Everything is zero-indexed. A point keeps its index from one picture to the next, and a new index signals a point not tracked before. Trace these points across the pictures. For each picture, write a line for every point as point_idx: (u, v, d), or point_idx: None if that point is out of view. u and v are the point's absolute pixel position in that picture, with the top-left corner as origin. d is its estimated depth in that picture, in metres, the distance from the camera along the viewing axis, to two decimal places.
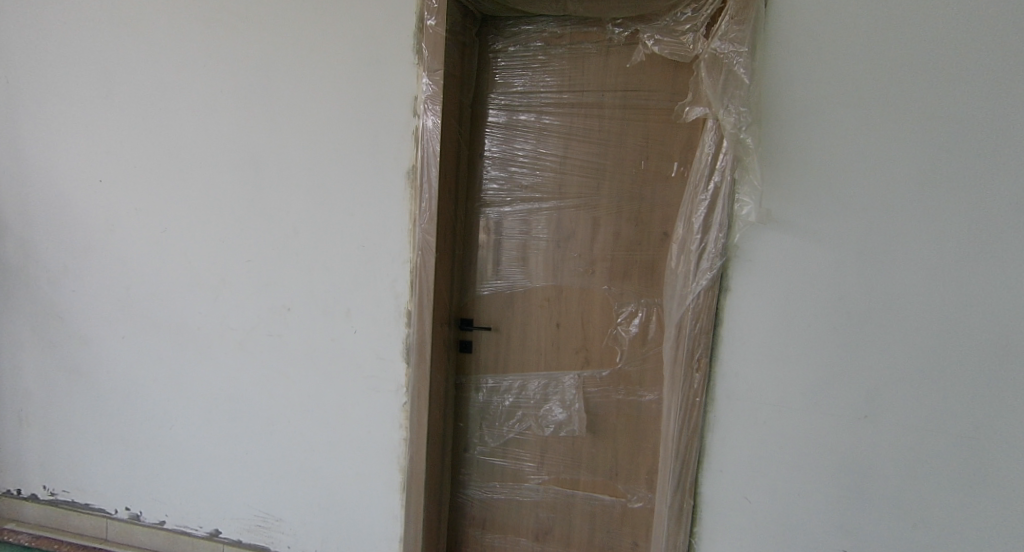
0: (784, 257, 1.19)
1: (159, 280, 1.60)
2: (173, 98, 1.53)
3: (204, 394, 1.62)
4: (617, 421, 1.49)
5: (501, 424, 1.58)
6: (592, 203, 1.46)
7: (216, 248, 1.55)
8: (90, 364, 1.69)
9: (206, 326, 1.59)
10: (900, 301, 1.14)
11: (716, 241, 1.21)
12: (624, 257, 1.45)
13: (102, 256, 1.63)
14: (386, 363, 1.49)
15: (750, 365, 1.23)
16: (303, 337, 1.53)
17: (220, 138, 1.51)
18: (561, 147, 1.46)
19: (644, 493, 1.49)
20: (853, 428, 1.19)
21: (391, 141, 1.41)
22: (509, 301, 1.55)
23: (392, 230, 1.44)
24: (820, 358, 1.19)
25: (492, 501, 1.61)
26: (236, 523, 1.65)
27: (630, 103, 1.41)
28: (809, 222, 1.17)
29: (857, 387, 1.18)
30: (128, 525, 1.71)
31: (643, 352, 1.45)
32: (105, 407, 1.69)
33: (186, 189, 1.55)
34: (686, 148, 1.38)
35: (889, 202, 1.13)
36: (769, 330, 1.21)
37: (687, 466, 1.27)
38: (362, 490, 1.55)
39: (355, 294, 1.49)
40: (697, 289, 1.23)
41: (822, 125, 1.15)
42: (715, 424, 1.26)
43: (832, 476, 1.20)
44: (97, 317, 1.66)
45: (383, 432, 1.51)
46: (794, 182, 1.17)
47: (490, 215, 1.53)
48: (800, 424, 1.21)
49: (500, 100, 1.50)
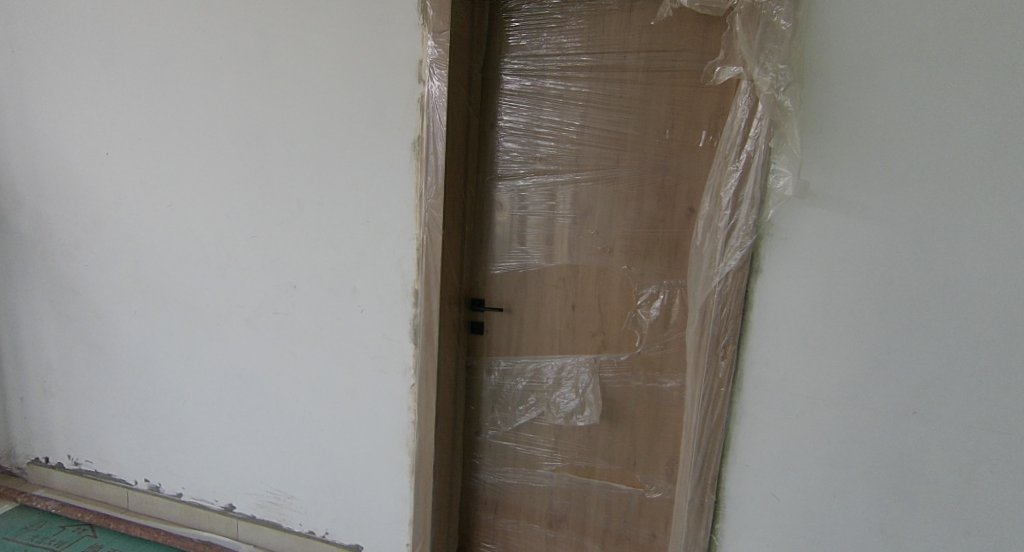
0: (825, 237, 1.05)
1: (167, 255, 1.58)
2: (174, 66, 1.48)
3: (214, 371, 1.60)
4: (635, 407, 1.41)
5: (513, 408, 1.52)
6: (612, 175, 1.35)
7: (221, 223, 1.51)
8: (105, 338, 1.70)
9: (214, 303, 1.56)
10: (960, 288, 0.99)
11: (746, 218, 1.09)
12: (645, 235, 1.34)
13: (111, 230, 1.62)
14: (394, 344, 1.44)
15: (782, 353, 1.12)
16: (309, 314, 1.49)
17: (222, 108, 1.46)
18: (579, 114, 1.35)
19: (664, 484, 1.42)
20: (898, 429, 1.06)
21: (396, 110, 1.33)
22: (523, 281, 1.46)
23: (398, 205, 1.37)
24: (860, 350, 1.07)
25: (505, 486, 1.57)
26: (249, 498, 1.65)
27: (655, 65, 1.28)
28: (855, 198, 1.03)
29: (906, 381, 1.05)
30: (147, 496, 1.74)
31: (664, 336, 1.36)
32: (121, 382, 1.71)
33: (190, 161, 1.51)
34: (717, 113, 1.25)
35: (954, 172, 0.97)
36: (803, 317, 1.09)
37: (709, 459, 1.18)
38: (371, 471, 1.52)
39: (361, 272, 1.43)
40: (724, 270, 1.12)
41: (878, 81, 0.99)
42: (740, 416, 1.17)
43: (874, 476, 1.09)
44: (110, 292, 1.66)
45: (391, 415, 1.47)
46: (841, 152, 1.03)
47: (504, 189, 1.45)
48: (835, 421, 1.10)
49: (514, 64, 1.39)
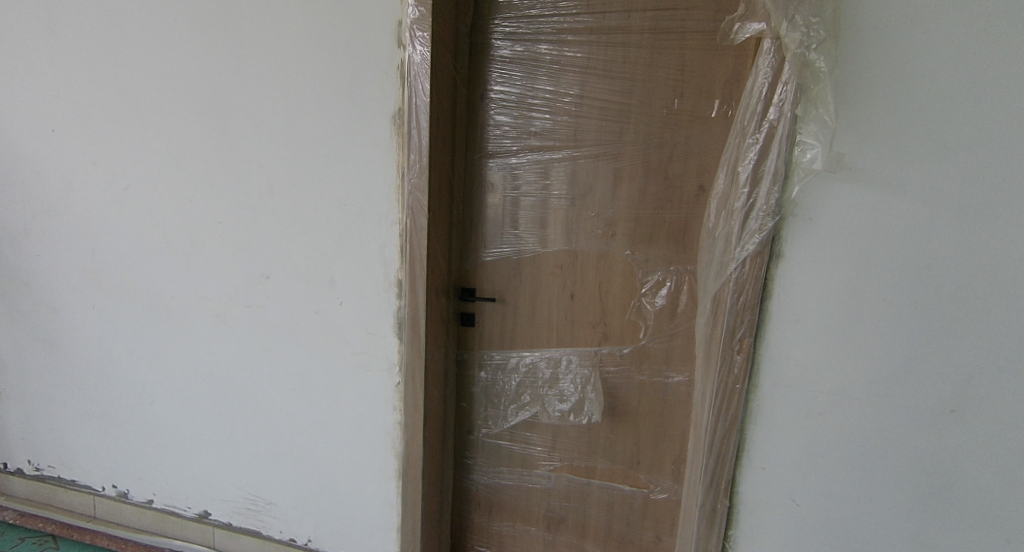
0: (856, 216, 0.94)
1: (126, 244, 1.44)
2: (124, 32, 1.32)
3: (182, 370, 1.48)
4: (639, 403, 1.31)
5: (508, 405, 1.41)
6: (614, 151, 1.23)
7: (184, 208, 1.37)
8: (63, 335, 1.56)
9: (179, 296, 1.43)
10: (1007, 273, 0.89)
11: (767, 197, 0.97)
12: (650, 217, 1.23)
13: (63, 217, 1.47)
14: (377, 339, 1.32)
15: (805, 347, 1.01)
16: (284, 307, 1.36)
17: (180, 79, 1.30)
18: (578, 83, 1.22)
19: (670, 484, 1.32)
20: (932, 428, 0.96)
21: (373, 79, 1.19)
22: (517, 268, 1.34)
23: (378, 185, 1.24)
24: (892, 343, 0.96)
25: (499, 487, 1.47)
26: (225, 505, 1.54)
27: (663, 27, 1.15)
28: (891, 172, 0.91)
29: (943, 377, 0.95)
30: (115, 504, 1.61)
31: (670, 327, 1.25)
32: (82, 382, 1.57)
33: (147, 139, 1.36)
34: (732, 80, 1.13)
35: (1006, 141, 0.86)
36: (829, 306, 0.98)
37: (723, 461, 1.08)
38: (355, 475, 1.41)
39: (339, 260, 1.30)
40: (741, 255, 1.00)
41: (922, 37, 0.87)
42: (757, 415, 1.06)
43: (905, 479, 0.99)
44: (65, 285, 1.52)
45: (376, 415, 1.36)
46: (876, 120, 0.91)
47: (496, 168, 1.32)
48: (862, 420, 1.00)
49: (505, 27, 1.25)
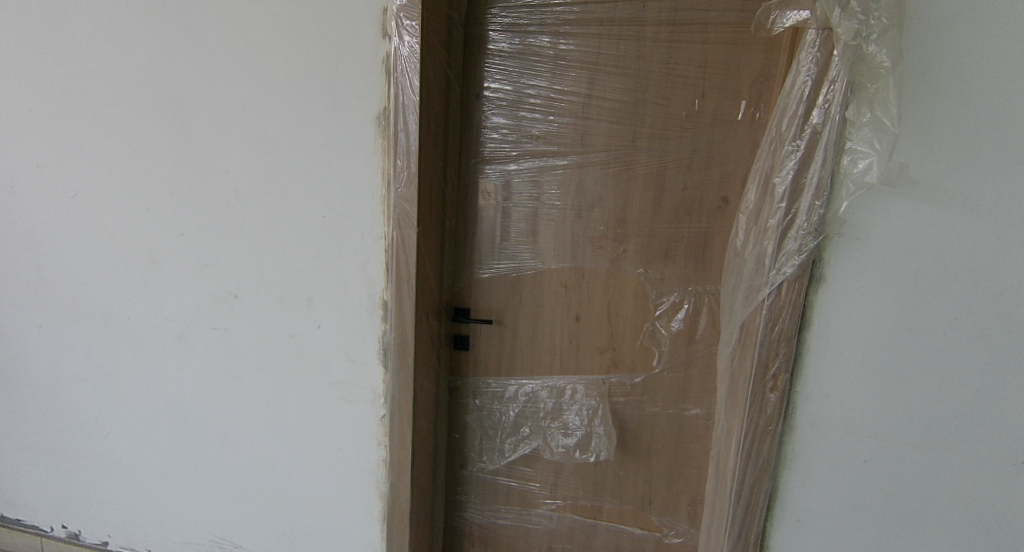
0: (913, 236, 0.81)
1: (76, 258, 1.28)
2: (70, 17, 1.16)
3: (140, 398, 1.32)
4: (652, 438, 1.17)
5: (505, 438, 1.27)
6: (626, 157, 1.09)
7: (141, 218, 1.22)
8: (6, 358, 1.39)
9: (136, 316, 1.27)
10: None
11: (809, 213, 0.84)
12: (666, 231, 1.10)
13: (5, 227, 1.31)
14: (359, 366, 1.17)
15: (849, 384, 0.88)
16: (254, 330, 1.21)
17: (135, 72, 1.15)
18: (585, 80, 1.09)
19: (686, 528, 1.19)
20: (996, 478, 0.84)
21: (355, 74, 1.05)
22: (516, 286, 1.21)
23: (361, 194, 1.09)
24: (951, 381, 0.84)
25: (495, 528, 1.32)
26: (189, 548, 1.38)
27: (683, 18, 1.03)
28: (952, 186, 0.79)
29: (1010, 420, 0.82)
30: (66, 546, 1.45)
31: (688, 354, 1.12)
32: (28, 410, 1.41)
33: (98, 140, 1.20)
34: (761, 78, 1.01)
35: None
36: (878, 338, 0.86)
37: (753, 512, 0.95)
38: (334, 517, 1.26)
39: (316, 278, 1.15)
40: (777, 279, 0.87)
41: (993, 31, 0.75)
42: (793, 460, 0.93)
43: (963, 536, 0.86)
44: (8, 302, 1.35)
45: (357, 451, 1.21)
46: (937, 126, 0.78)
47: (492, 175, 1.18)
48: (915, 467, 0.87)
49: (503, 17, 1.11)
